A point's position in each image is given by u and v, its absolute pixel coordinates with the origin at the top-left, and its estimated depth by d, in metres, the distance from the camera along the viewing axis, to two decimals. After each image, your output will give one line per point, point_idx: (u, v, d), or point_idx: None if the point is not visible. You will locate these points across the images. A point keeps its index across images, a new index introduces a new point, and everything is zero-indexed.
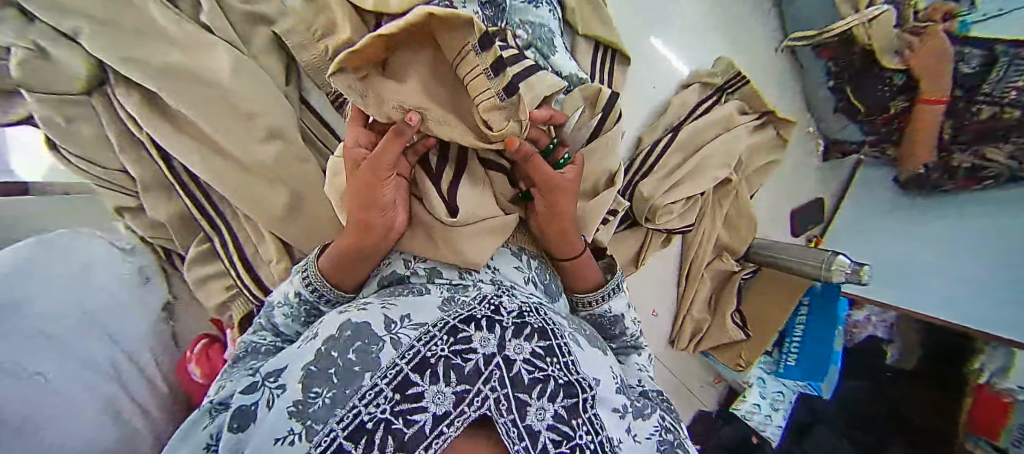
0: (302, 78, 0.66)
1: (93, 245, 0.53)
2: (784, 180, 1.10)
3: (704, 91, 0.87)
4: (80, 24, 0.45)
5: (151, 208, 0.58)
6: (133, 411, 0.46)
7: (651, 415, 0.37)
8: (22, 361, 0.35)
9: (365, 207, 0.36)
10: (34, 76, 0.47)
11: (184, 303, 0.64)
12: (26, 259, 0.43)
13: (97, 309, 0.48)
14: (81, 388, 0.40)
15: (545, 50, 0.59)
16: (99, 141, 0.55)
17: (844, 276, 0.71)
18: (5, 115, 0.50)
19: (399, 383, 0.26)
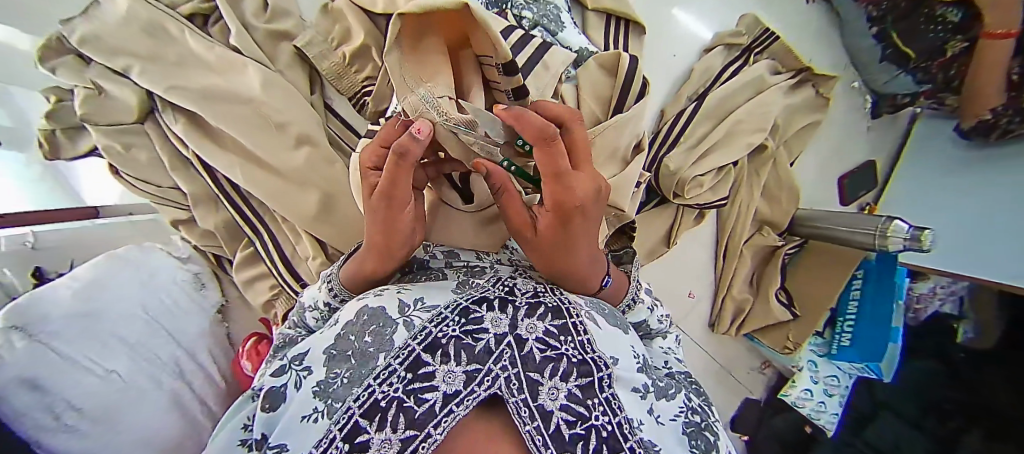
0: (326, 89, 0.69)
1: (153, 253, 0.58)
2: (831, 142, 1.01)
3: (731, 54, 0.80)
4: (131, 62, 0.52)
5: (202, 218, 0.62)
6: (195, 399, 0.49)
7: (677, 395, 0.36)
8: (99, 363, 0.40)
9: (381, 230, 0.33)
10: (95, 109, 0.54)
11: (236, 305, 0.69)
12: (99, 273, 0.48)
13: (162, 317, 0.52)
14: (151, 384, 0.44)
15: (552, 28, 0.56)
16: (152, 165, 0.60)
17: (902, 244, 0.63)
18: (75, 148, 0.57)
19: (411, 363, 0.27)
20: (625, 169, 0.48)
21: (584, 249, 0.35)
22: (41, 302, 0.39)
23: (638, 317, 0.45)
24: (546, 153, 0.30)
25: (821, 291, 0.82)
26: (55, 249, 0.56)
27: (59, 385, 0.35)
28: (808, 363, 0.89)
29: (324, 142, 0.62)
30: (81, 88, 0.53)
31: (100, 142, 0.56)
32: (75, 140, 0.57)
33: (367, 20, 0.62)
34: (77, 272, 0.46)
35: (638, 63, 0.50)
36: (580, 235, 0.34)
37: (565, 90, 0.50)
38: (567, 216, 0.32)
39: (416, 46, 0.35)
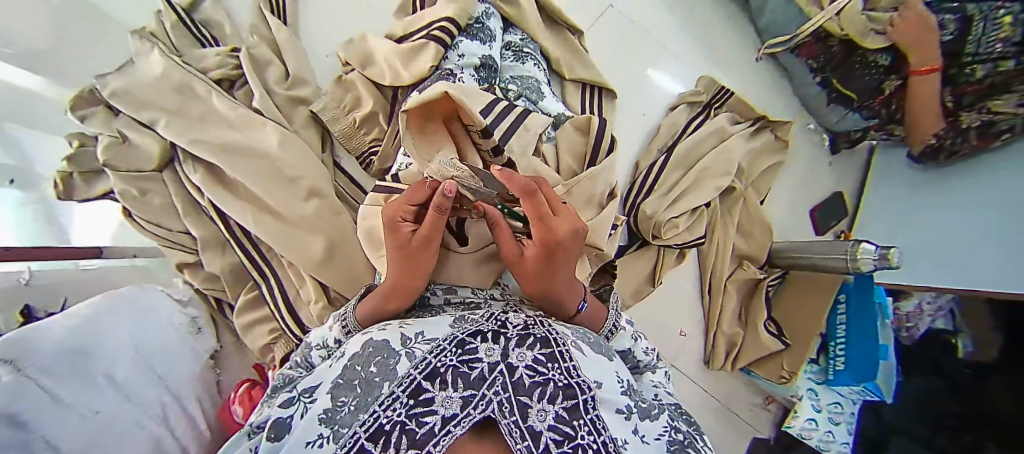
0: (336, 148, 0.75)
1: (153, 296, 0.59)
2: (796, 173, 1.09)
3: (693, 110, 0.89)
4: (158, 115, 0.60)
5: (208, 262, 0.66)
6: (175, 443, 0.48)
7: (660, 416, 0.38)
8: (84, 402, 0.38)
9: (407, 266, 0.40)
10: (116, 155, 0.60)
11: (229, 352, 0.71)
12: (97, 313, 0.48)
13: (153, 360, 0.52)
14: (136, 428, 0.43)
15: (534, 98, 0.64)
16: (165, 208, 0.65)
17: (873, 264, 0.67)
18: (94, 189, 0.63)
19: (413, 390, 0.29)
20: (601, 212, 0.53)
21: (566, 275, 0.42)
22: (38, 333, 0.39)
23: (622, 343, 0.49)
24: (530, 203, 0.39)
25: (811, 317, 0.83)
26: (46, 289, 0.56)
27: (39, 421, 0.33)
28: (807, 391, 0.85)
29: (331, 194, 0.67)
30: (106, 136, 0.60)
31: (118, 187, 0.61)
32: (92, 183, 0.63)
33: (375, 90, 0.71)
34: (73, 310, 0.46)
35: (607, 124, 0.58)
36: (562, 267, 0.41)
37: (544, 147, 0.56)
38: (553, 249, 0.40)
39: (421, 128, 0.47)
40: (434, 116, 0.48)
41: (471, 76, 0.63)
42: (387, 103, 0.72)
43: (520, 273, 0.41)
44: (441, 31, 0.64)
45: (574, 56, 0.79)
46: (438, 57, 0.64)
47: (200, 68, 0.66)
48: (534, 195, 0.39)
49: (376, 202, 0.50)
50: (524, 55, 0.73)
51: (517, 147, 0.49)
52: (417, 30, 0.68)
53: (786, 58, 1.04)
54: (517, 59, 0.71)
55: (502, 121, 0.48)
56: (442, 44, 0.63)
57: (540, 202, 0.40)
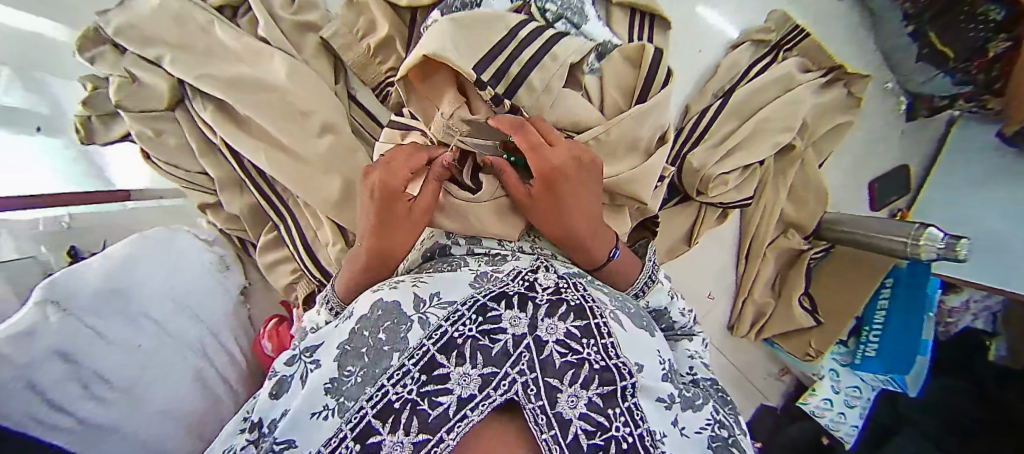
0: (349, 79, 0.68)
1: (184, 236, 0.58)
2: (867, 139, 0.92)
3: (759, 50, 0.77)
4: (162, 51, 0.53)
5: (227, 202, 0.62)
6: (215, 378, 0.49)
7: (703, 407, 0.35)
8: (125, 339, 0.39)
9: (385, 234, 0.38)
10: (129, 96, 0.55)
11: (257, 288, 0.68)
12: (133, 251, 0.47)
13: (190, 299, 0.51)
14: (177, 360, 0.44)
15: (575, 19, 0.53)
16: (181, 149, 0.61)
17: (936, 253, 0.63)
18: (111, 132, 0.61)
19: (425, 364, 0.26)
20: (649, 160, 0.46)
21: (584, 212, 0.40)
22: (78, 274, 0.39)
23: (658, 299, 0.45)
24: (523, 138, 0.37)
25: (850, 297, 0.78)
26: (84, 232, 0.54)
27: (89, 357, 0.34)
28: (828, 371, 0.84)
29: (347, 130, 0.61)
30: (115, 77, 0.54)
31: (133, 128, 0.57)
32: (109, 126, 0.61)
33: (391, 14, 0.62)
34: (111, 250, 0.46)
35: (665, 54, 0.48)
36: (570, 191, 0.39)
37: (587, 81, 0.49)
38: (554, 176, 0.38)
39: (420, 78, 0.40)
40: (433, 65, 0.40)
41: None
42: (404, 27, 0.61)
43: (528, 213, 0.40)
44: None
45: None
46: None
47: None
48: (525, 128, 0.37)
49: (392, 138, 0.46)
50: None
51: (539, 81, 0.40)
52: None
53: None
54: None
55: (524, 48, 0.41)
56: None
57: (531, 134, 0.38)
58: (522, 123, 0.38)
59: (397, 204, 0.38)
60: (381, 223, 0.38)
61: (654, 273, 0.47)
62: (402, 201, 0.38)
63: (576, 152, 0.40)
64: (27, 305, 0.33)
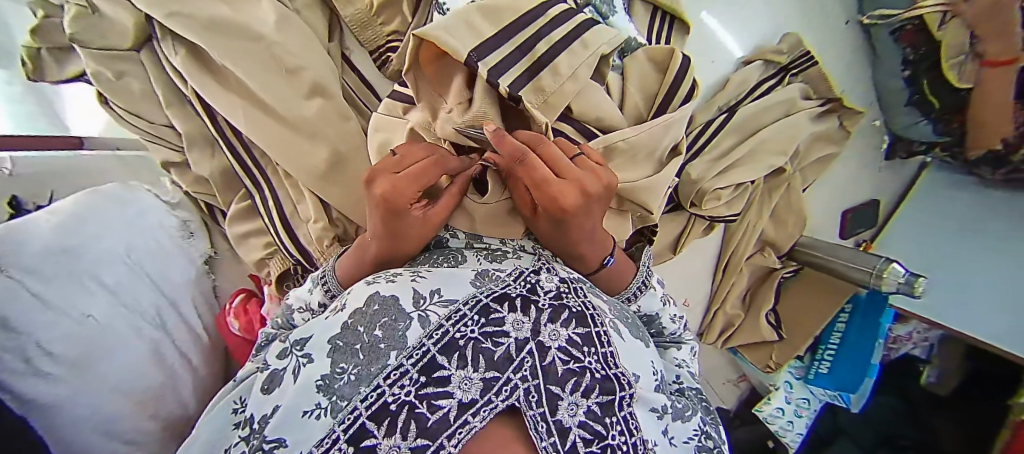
0: (345, 37, 0.61)
1: (141, 197, 0.54)
2: (843, 176, 0.95)
3: (767, 70, 0.77)
4: None
5: (196, 163, 0.55)
6: (175, 350, 0.45)
7: (692, 418, 0.37)
8: (75, 305, 0.37)
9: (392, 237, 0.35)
10: (85, 27, 0.48)
11: (224, 258, 0.62)
12: (85, 210, 0.45)
13: (149, 265, 0.48)
14: (130, 330, 0.40)
15: (603, 9, 0.51)
16: (146, 97, 0.55)
17: (897, 286, 0.68)
18: (62, 71, 0.53)
19: (425, 365, 0.25)
20: (659, 172, 0.46)
21: (588, 237, 0.38)
22: (18, 234, 0.37)
23: (649, 304, 0.46)
24: (525, 172, 0.33)
25: (813, 317, 0.83)
26: (32, 178, 0.51)
27: (36, 326, 0.32)
28: (784, 383, 0.88)
29: (339, 94, 0.54)
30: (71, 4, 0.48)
31: (90, 67, 0.51)
32: (61, 63, 0.53)
33: None
34: (56, 207, 0.44)
35: (690, 63, 0.48)
36: (581, 226, 0.36)
37: (610, 77, 0.48)
38: (565, 216, 0.34)
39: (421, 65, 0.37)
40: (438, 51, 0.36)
41: None
42: None
43: (537, 231, 0.38)
44: None
45: None
46: None
47: None
48: (526, 162, 0.32)
49: (393, 112, 0.43)
50: None
51: (564, 67, 0.39)
52: None
53: (882, 37, 0.85)
54: None
55: (556, 29, 0.40)
56: None
57: (534, 168, 0.33)
58: (523, 155, 0.32)
59: (412, 219, 0.34)
60: (391, 233, 0.35)
61: (646, 278, 0.47)
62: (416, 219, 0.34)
63: (584, 187, 0.34)
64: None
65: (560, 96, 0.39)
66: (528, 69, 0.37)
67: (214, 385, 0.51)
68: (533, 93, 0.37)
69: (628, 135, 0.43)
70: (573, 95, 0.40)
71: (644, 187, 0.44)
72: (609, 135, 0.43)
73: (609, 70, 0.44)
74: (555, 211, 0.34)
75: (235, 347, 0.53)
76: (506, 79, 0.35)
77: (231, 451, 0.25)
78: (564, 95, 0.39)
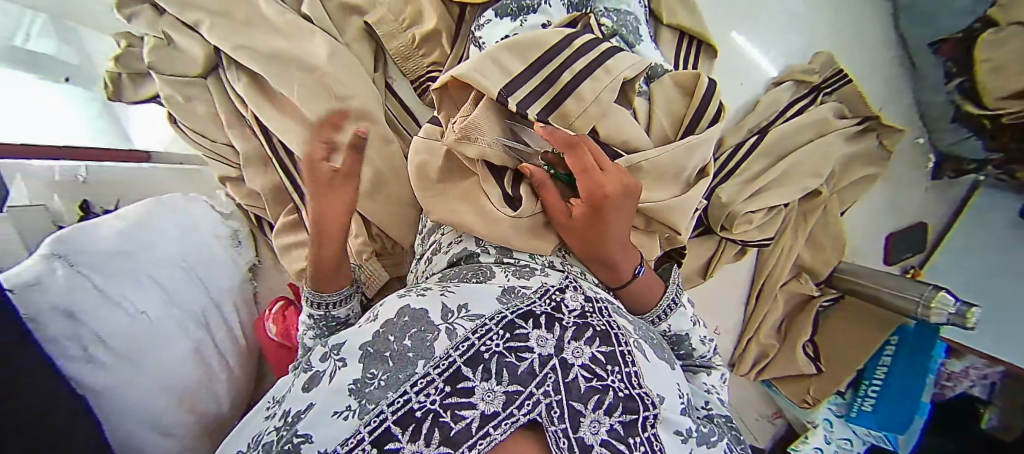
0: (388, 67, 0.65)
1: (194, 204, 0.57)
2: (885, 198, 0.91)
3: (799, 90, 0.76)
4: (201, 17, 0.53)
5: (250, 180, 0.60)
6: (215, 352, 0.48)
7: (719, 443, 0.35)
8: (133, 300, 0.39)
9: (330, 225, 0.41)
10: (160, 57, 0.55)
11: (267, 268, 0.67)
12: (147, 216, 0.48)
13: (198, 266, 0.51)
14: (178, 329, 0.43)
15: (630, 38, 0.53)
16: (210, 119, 0.60)
17: (946, 318, 0.63)
18: (139, 93, 0.61)
19: (451, 375, 0.26)
20: (688, 190, 0.46)
21: (614, 233, 0.40)
22: (85, 234, 0.39)
23: (680, 324, 0.46)
24: (575, 159, 0.36)
25: (855, 351, 0.78)
26: (103, 185, 0.54)
27: (94, 316, 0.35)
28: (825, 421, 0.80)
29: (382, 120, 0.58)
30: (151, 38, 0.56)
31: (164, 91, 0.57)
32: (137, 85, 0.61)
33: (441, 6, 0.60)
34: (126, 212, 0.46)
35: (718, 86, 0.48)
36: (614, 222, 0.39)
37: (638, 103, 0.49)
38: (602, 207, 0.38)
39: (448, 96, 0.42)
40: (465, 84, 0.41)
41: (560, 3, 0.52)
42: (451, 21, 0.60)
43: (573, 235, 0.40)
44: None
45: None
46: None
47: None
48: (581, 147, 0.36)
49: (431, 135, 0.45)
50: None
51: (588, 93, 0.41)
52: None
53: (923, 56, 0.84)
54: None
55: (578, 60, 0.42)
56: None
57: (584, 155, 0.37)
58: (576, 141, 0.36)
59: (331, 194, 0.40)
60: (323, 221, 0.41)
61: (677, 296, 0.47)
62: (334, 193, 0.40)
63: (623, 179, 0.39)
64: (33, 258, 0.33)
65: (584, 119, 0.40)
66: (551, 101, 0.40)
67: (245, 387, 0.54)
68: (557, 120, 0.40)
69: (651, 156, 0.43)
70: (599, 117, 0.41)
71: (672, 206, 0.44)
72: (637, 155, 0.43)
73: (633, 94, 0.46)
74: (595, 202, 0.38)
75: (272, 352, 0.56)
76: (533, 109, 0.39)
77: (266, 439, 0.26)
78: (589, 118, 0.40)
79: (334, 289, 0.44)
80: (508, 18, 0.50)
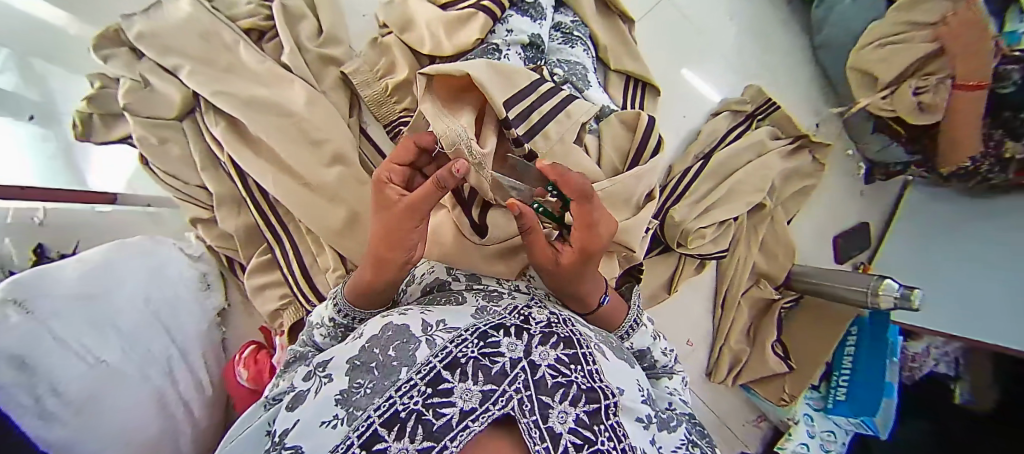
0: (363, 113, 0.69)
1: (162, 248, 0.55)
2: (828, 202, 0.99)
3: (735, 118, 0.85)
4: (182, 62, 0.55)
5: (223, 219, 0.60)
6: (178, 400, 0.46)
7: (678, 428, 0.37)
8: (94, 350, 0.36)
9: (391, 245, 0.37)
10: (138, 99, 0.56)
11: (236, 311, 0.66)
12: (108, 257, 0.45)
13: (163, 311, 0.49)
14: (139, 377, 0.40)
15: (579, 85, 0.58)
16: (184, 161, 0.60)
17: (894, 302, 0.67)
18: (109, 134, 0.57)
19: (432, 379, 0.28)
20: (638, 214, 0.51)
21: (592, 277, 0.42)
22: (48, 279, 0.36)
23: (642, 341, 0.48)
24: (583, 209, 0.39)
25: (818, 345, 0.81)
26: (61, 230, 0.54)
27: (45, 366, 0.30)
28: (802, 416, 0.83)
29: (357, 162, 0.60)
30: (128, 79, 0.56)
31: (137, 132, 0.56)
32: (110, 126, 0.57)
33: (412, 59, 0.65)
34: (85, 255, 0.44)
35: (656, 124, 0.54)
36: (594, 267, 0.42)
37: (588, 140, 0.54)
38: (589, 257, 0.40)
39: (444, 87, 0.47)
40: (463, 84, 0.48)
41: (517, 55, 0.57)
42: (422, 71, 0.65)
43: (552, 276, 0.42)
44: (493, 2, 0.58)
45: (621, 48, 0.73)
46: (485, 30, 0.58)
47: (230, 16, 0.60)
48: (589, 200, 0.38)
49: None
50: (573, 40, 0.66)
51: (553, 133, 0.48)
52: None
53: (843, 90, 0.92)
54: (564, 42, 0.64)
55: (545, 103, 0.48)
56: (491, 15, 0.58)
57: (592, 210, 0.39)
58: (586, 193, 0.38)
59: (394, 208, 0.37)
60: (392, 237, 0.37)
61: (638, 315, 0.49)
62: (393, 207, 0.37)
63: (613, 229, 0.41)
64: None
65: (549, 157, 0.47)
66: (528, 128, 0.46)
67: (211, 437, 0.52)
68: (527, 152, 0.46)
69: (605, 185, 0.48)
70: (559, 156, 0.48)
71: (619, 229, 0.49)
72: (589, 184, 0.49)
73: (586, 136, 0.52)
74: (581, 253, 0.40)
75: (244, 398, 0.57)
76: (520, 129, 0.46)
77: None
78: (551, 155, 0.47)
79: (367, 306, 0.41)
80: (462, 63, 0.56)
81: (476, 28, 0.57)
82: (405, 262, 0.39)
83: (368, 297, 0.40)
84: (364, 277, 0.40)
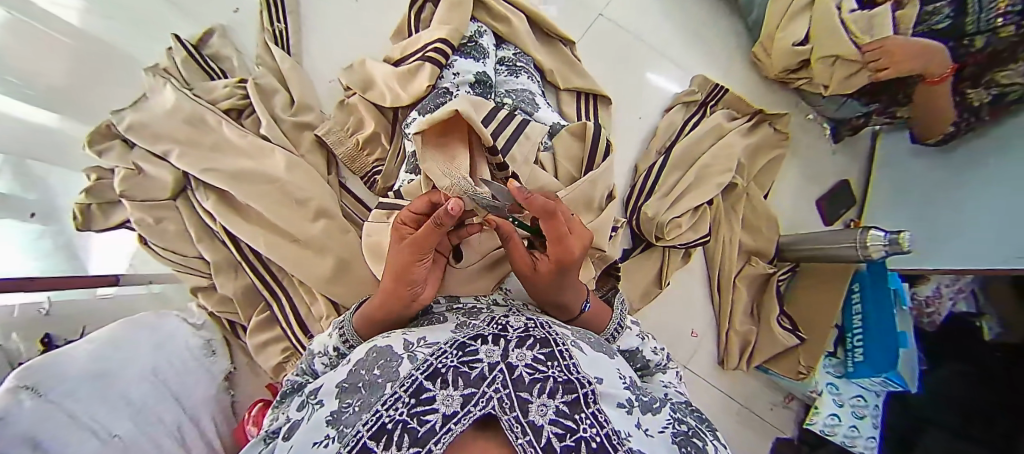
0: (340, 169, 0.75)
1: (169, 320, 0.58)
2: (798, 171, 1.03)
3: (689, 109, 0.90)
4: (170, 147, 0.61)
5: (222, 285, 0.64)
6: None
7: (662, 409, 0.37)
8: (105, 425, 0.38)
9: (398, 279, 0.39)
10: (132, 186, 0.61)
11: (243, 373, 0.70)
12: (115, 335, 0.48)
13: (172, 381, 0.51)
14: (150, 445, 0.42)
15: (528, 109, 0.63)
16: (181, 236, 0.64)
17: (884, 251, 0.64)
18: (109, 220, 0.63)
19: (414, 390, 0.29)
20: (603, 213, 0.55)
21: (573, 284, 0.43)
22: (58, 360, 0.38)
23: (629, 342, 0.50)
24: (551, 225, 0.39)
25: (819, 309, 0.81)
26: (65, 318, 0.55)
27: (58, 445, 0.32)
28: (827, 386, 0.81)
29: (340, 214, 0.65)
30: (122, 168, 0.61)
31: (134, 216, 0.61)
32: (108, 214, 0.63)
33: (378, 113, 0.72)
34: (94, 335, 0.46)
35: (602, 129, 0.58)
36: (573, 276, 0.42)
37: (543, 157, 0.57)
38: (566, 270, 0.40)
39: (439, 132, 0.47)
40: (458, 126, 0.48)
41: (466, 93, 0.63)
42: (387, 123, 0.72)
43: (532, 287, 0.42)
44: (436, 52, 0.64)
45: (565, 66, 0.80)
46: (434, 77, 0.63)
47: (209, 101, 0.67)
48: (556, 216, 0.38)
49: (380, 218, 0.51)
50: (518, 69, 0.72)
51: (519, 157, 0.51)
52: (412, 53, 0.68)
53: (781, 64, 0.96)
54: (509, 73, 0.70)
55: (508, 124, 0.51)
56: (437, 64, 0.64)
57: (560, 224, 0.39)
58: (551, 211, 0.38)
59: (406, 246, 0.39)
60: (403, 270, 0.38)
61: (622, 319, 0.51)
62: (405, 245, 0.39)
63: (587, 241, 0.42)
64: (3, 388, 0.30)
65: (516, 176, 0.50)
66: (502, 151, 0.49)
67: None
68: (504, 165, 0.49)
69: (561, 195, 0.51)
70: (524, 173, 0.51)
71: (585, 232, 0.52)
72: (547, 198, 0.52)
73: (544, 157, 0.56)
74: (555, 265, 0.40)
75: None
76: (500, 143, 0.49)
77: None
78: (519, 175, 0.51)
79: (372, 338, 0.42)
80: (418, 111, 0.61)
81: (427, 75, 0.63)
82: (414, 299, 0.40)
83: (377, 330, 0.42)
84: (375, 307, 0.41)
